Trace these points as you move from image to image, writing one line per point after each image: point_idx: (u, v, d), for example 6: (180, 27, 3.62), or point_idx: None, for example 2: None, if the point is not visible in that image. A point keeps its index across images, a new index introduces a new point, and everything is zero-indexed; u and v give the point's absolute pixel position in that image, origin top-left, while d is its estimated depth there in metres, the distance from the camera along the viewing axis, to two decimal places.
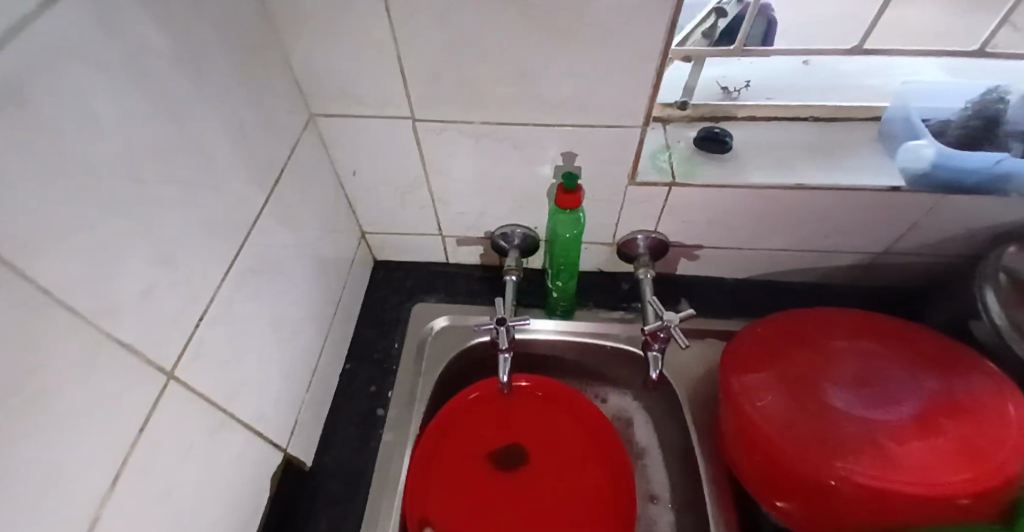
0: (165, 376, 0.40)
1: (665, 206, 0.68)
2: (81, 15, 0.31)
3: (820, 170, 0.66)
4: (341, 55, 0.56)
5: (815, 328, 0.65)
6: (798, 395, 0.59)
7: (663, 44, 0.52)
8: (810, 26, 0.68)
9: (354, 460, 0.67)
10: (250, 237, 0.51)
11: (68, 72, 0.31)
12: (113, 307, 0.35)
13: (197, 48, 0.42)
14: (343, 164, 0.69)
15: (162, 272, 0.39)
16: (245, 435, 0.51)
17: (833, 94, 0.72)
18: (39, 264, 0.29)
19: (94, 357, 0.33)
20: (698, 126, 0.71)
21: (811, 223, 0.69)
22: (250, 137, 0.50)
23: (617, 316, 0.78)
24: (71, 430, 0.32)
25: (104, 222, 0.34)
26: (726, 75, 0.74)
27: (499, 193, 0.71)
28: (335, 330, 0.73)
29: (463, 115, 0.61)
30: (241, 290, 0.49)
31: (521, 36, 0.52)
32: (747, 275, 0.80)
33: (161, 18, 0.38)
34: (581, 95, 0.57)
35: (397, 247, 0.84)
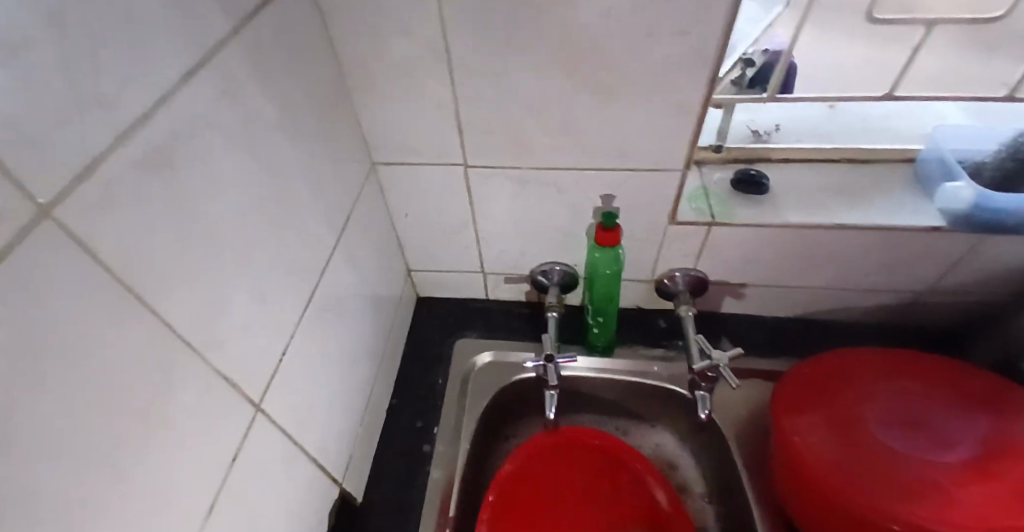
0: (253, 409, 0.43)
1: (704, 245, 0.71)
2: (209, 89, 0.37)
3: (856, 210, 0.67)
4: (403, 112, 0.61)
5: (860, 366, 0.65)
6: (851, 437, 0.59)
7: (701, 98, 0.56)
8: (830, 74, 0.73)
9: (402, 495, 0.69)
10: (322, 278, 0.54)
11: (196, 137, 0.35)
12: (217, 342, 0.38)
13: (289, 110, 0.47)
14: (396, 208, 0.74)
15: (257, 310, 0.43)
16: (311, 466, 0.54)
17: (862, 135, 0.75)
18: (166, 301, 0.33)
19: (204, 388, 0.37)
20: (733, 169, 0.74)
21: (849, 262, 0.70)
22: (326, 186, 0.55)
23: (658, 354, 0.79)
24: (184, 458, 0.35)
25: (215, 264, 0.38)
26: (756, 120, 0.78)
27: (541, 233, 0.74)
28: (384, 365, 0.76)
29: (511, 163, 0.65)
30: (313, 327, 0.53)
31: (569, 92, 0.57)
32: (786, 313, 0.80)
33: (265, 89, 0.44)
34: (624, 143, 0.61)
35: (440, 284, 0.87)
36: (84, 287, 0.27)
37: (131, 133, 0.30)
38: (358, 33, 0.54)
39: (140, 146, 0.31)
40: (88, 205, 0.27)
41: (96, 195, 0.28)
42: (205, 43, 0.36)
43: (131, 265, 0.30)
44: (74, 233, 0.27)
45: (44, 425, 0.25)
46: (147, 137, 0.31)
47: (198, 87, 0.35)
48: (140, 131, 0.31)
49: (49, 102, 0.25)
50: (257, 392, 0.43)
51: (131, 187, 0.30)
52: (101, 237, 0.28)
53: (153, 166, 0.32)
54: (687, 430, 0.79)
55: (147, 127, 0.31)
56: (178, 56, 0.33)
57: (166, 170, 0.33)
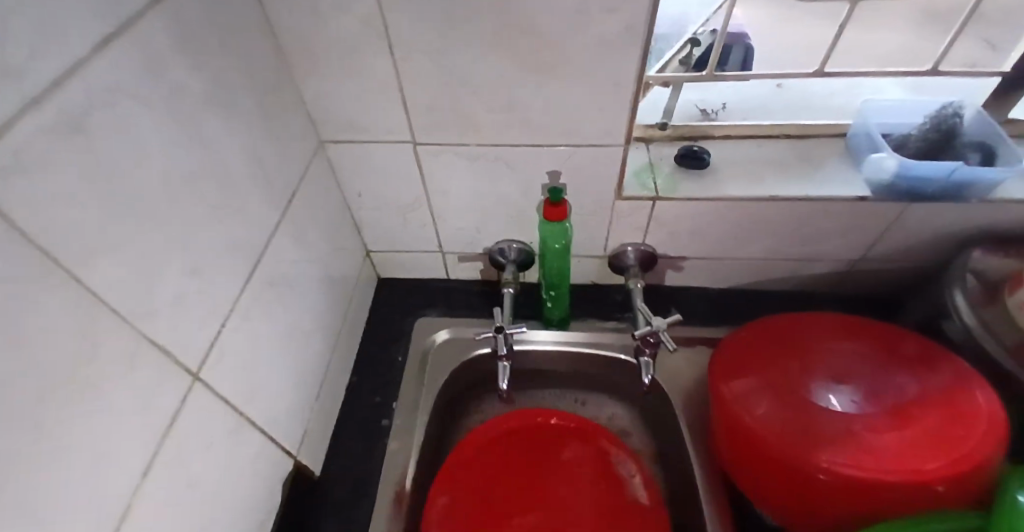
0: (191, 378, 0.44)
1: (650, 219, 0.73)
2: (131, 60, 0.37)
3: (791, 182, 0.70)
4: (348, 89, 0.61)
5: (795, 331, 0.69)
6: (783, 396, 0.62)
7: (636, 73, 0.58)
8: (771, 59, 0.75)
9: (359, 467, 0.70)
10: (267, 253, 0.55)
11: (118, 108, 0.36)
12: (150, 312, 0.39)
13: (224, 85, 0.48)
14: (349, 187, 0.74)
15: (191, 280, 0.43)
16: (260, 437, 0.55)
17: (803, 113, 0.78)
18: (90, 270, 0.34)
19: (134, 355, 0.37)
20: (678, 145, 0.76)
21: (788, 233, 0.73)
22: (268, 162, 0.55)
23: (610, 326, 0.82)
24: (114, 420, 0.36)
25: (142, 234, 0.38)
26: (704, 98, 0.80)
27: (494, 210, 0.76)
28: (341, 343, 0.77)
29: (458, 140, 0.66)
30: (258, 301, 0.54)
31: (508, 68, 0.58)
32: (733, 284, 0.84)
33: (196, 63, 0.44)
34: (566, 119, 0.63)
35: (399, 264, 0.88)
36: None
37: (44, 101, 0.30)
38: (296, 9, 0.54)
39: (54, 113, 0.31)
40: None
41: (8, 158, 0.28)
42: (125, 13, 0.36)
43: (49, 230, 0.31)
44: None
45: None
46: (62, 105, 0.31)
47: (118, 57, 0.36)
48: (54, 98, 0.31)
49: None
50: (195, 362, 0.44)
51: (48, 153, 0.30)
52: (14, 202, 0.28)
53: (72, 134, 0.32)
54: (638, 398, 0.82)
55: (62, 94, 0.31)
56: (94, 25, 0.34)
57: (87, 139, 0.33)
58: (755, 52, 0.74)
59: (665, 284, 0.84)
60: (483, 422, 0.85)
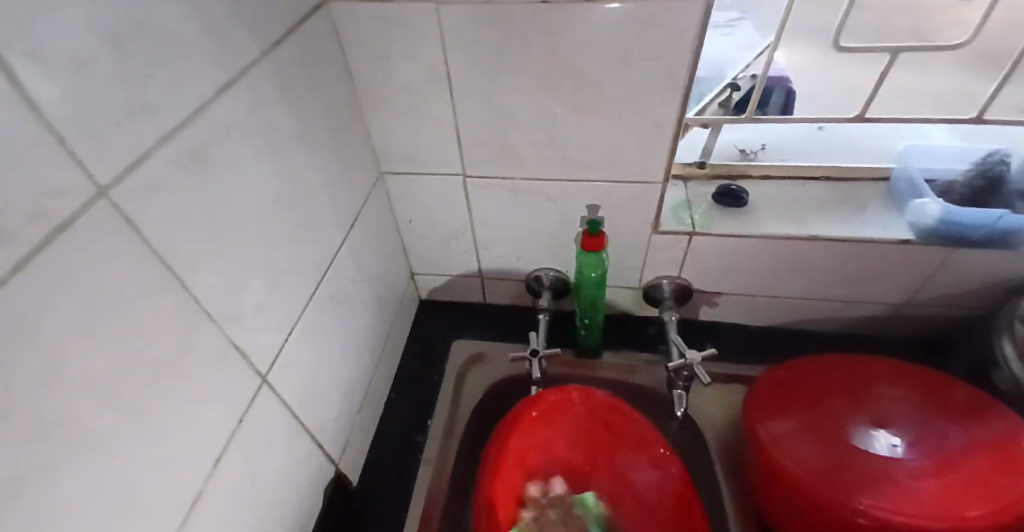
0: (260, 380, 0.48)
1: (686, 253, 0.75)
2: (239, 101, 0.43)
3: (830, 223, 0.71)
4: (409, 125, 0.67)
5: (832, 371, 0.68)
6: (820, 436, 0.62)
7: (677, 115, 0.61)
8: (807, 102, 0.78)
9: (396, 480, 0.73)
10: (329, 271, 0.60)
11: (227, 141, 0.42)
12: (235, 319, 0.44)
13: (307, 120, 0.54)
14: (401, 213, 0.80)
15: (268, 292, 0.48)
16: (310, 442, 0.59)
17: (843, 156, 0.79)
18: (194, 278, 0.39)
19: (221, 355, 0.42)
20: (716, 184, 0.78)
21: (826, 273, 0.74)
22: (337, 189, 0.61)
23: (643, 358, 0.83)
24: (199, 412, 0.40)
25: (235, 248, 0.43)
26: (743, 139, 0.82)
27: (535, 240, 0.80)
28: (385, 359, 0.81)
29: (505, 173, 0.71)
30: (318, 314, 0.58)
31: (557, 108, 0.62)
32: (768, 322, 0.84)
33: (288, 103, 0.50)
34: (608, 156, 0.66)
35: (441, 287, 0.93)
36: (127, 258, 0.33)
37: (175, 134, 0.36)
38: (369, 55, 0.61)
39: (180, 145, 0.37)
40: (136, 189, 0.33)
41: (142, 182, 0.34)
42: (238, 62, 0.43)
43: (169, 243, 0.36)
44: (121, 212, 0.32)
45: (90, 363, 0.30)
46: (186, 138, 0.37)
47: (230, 99, 0.42)
48: (182, 133, 0.37)
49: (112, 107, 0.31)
50: (264, 366, 0.49)
51: (172, 177, 0.36)
52: (142, 218, 0.34)
53: (193, 163, 0.38)
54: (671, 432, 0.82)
55: (188, 129, 0.37)
56: (214, 73, 0.40)
57: (204, 167, 0.39)
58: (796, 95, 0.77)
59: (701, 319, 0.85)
60: None
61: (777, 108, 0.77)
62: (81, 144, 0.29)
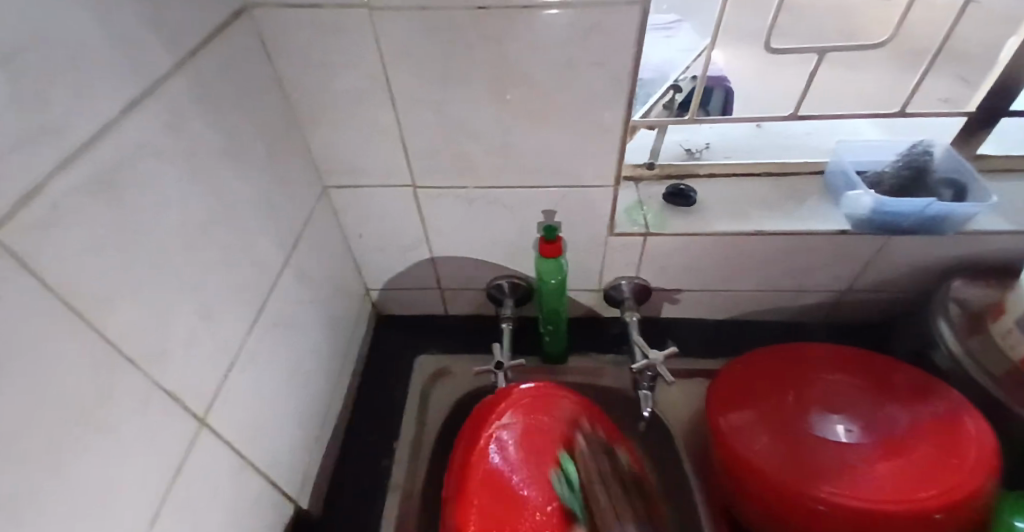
0: (197, 421, 0.44)
1: (642, 254, 0.76)
2: (154, 121, 0.39)
3: (775, 217, 0.73)
4: (352, 137, 0.65)
5: (787, 363, 0.70)
6: (779, 428, 0.63)
7: (623, 119, 0.61)
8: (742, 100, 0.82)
9: (358, 510, 0.70)
10: (273, 296, 0.57)
11: (141, 166, 0.38)
12: (162, 358, 0.40)
13: (236, 137, 0.50)
14: (350, 228, 0.77)
15: (201, 326, 0.45)
16: (260, 481, 0.55)
17: (781, 152, 0.82)
18: (111, 319, 0.35)
19: (148, 399, 0.39)
20: (666, 184, 0.79)
21: (775, 266, 0.76)
22: (276, 208, 0.58)
23: (609, 360, 0.83)
24: (125, 466, 0.36)
25: (159, 281, 0.40)
26: (688, 139, 0.84)
27: (490, 249, 0.79)
28: (340, 382, 0.77)
29: (456, 183, 0.70)
30: (263, 343, 0.55)
31: (506, 116, 0.61)
32: (726, 316, 0.85)
33: (213, 120, 0.47)
34: (558, 162, 0.66)
35: (398, 302, 0.90)
36: (26, 304, 0.29)
37: (78, 160, 0.33)
38: (304, 66, 0.58)
39: (85, 172, 0.33)
40: (34, 226, 0.29)
41: (42, 217, 0.30)
42: (149, 78, 0.39)
43: (76, 282, 0.32)
44: (17, 252, 0.29)
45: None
46: (92, 164, 0.34)
47: (143, 119, 0.38)
48: (86, 159, 0.33)
49: (7, 135, 0.28)
50: (201, 406, 0.45)
51: (78, 210, 0.33)
52: (43, 258, 0.30)
53: (101, 191, 0.34)
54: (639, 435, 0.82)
55: (93, 154, 0.34)
56: (122, 91, 0.36)
57: (116, 195, 0.36)
58: (733, 95, 0.80)
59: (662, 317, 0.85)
60: None
61: (717, 108, 0.80)
62: None
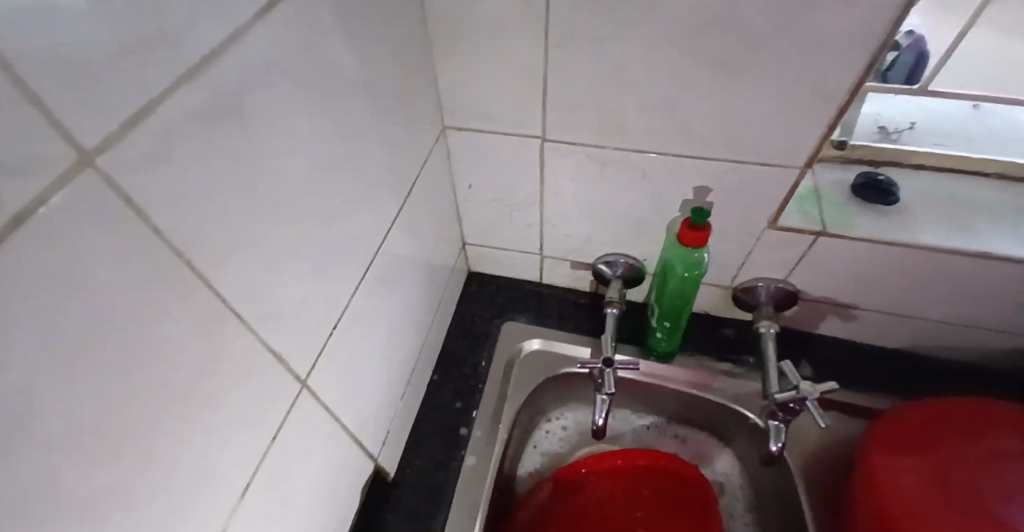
0: (298, 385, 0.39)
1: (805, 256, 0.61)
2: (290, 30, 0.31)
3: (1002, 237, 0.56)
4: (486, 71, 0.54)
5: (988, 420, 0.54)
6: (949, 494, 0.50)
7: (851, 84, 0.46)
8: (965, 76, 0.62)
9: (437, 477, 0.65)
10: (383, 248, 0.50)
11: (272, 87, 0.30)
12: (275, 316, 0.34)
13: (370, 58, 0.42)
14: (460, 176, 0.68)
15: (314, 281, 0.38)
16: (349, 443, 0.50)
17: (1014, 148, 0.62)
18: (222, 274, 0.29)
19: (252, 365, 0.33)
20: (856, 170, 0.63)
21: (980, 299, 0.59)
22: (398, 150, 0.50)
23: (724, 369, 0.72)
24: (222, 436, 0.31)
25: (276, 229, 0.33)
26: (887, 113, 0.65)
27: (613, 221, 0.67)
28: (430, 340, 0.72)
29: (593, 140, 0.58)
30: (368, 299, 0.48)
31: (689, 63, 0.48)
32: (885, 343, 0.70)
33: (350, 35, 0.38)
34: (733, 131, 0.53)
35: (494, 260, 0.82)
36: (134, 252, 0.23)
37: (198, 74, 0.25)
38: None
39: (207, 91, 0.25)
40: (143, 156, 0.22)
41: (156, 145, 0.23)
42: None
43: (185, 227, 0.25)
44: (121, 191, 0.22)
45: (80, 409, 0.21)
46: (218, 79, 0.26)
47: (278, 23, 0.30)
48: (210, 72, 0.25)
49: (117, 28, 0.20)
50: (304, 368, 0.39)
51: (197, 140, 0.25)
52: (153, 200, 0.23)
53: (221, 118, 0.27)
54: (749, 459, 0.72)
55: (220, 67, 0.26)
56: None
57: (238, 124, 0.28)
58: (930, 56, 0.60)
59: (814, 332, 0.72)
60: (565, 428, 0.79)
61: (901, 75, 0.62)
62: (60, 95, 0.18)
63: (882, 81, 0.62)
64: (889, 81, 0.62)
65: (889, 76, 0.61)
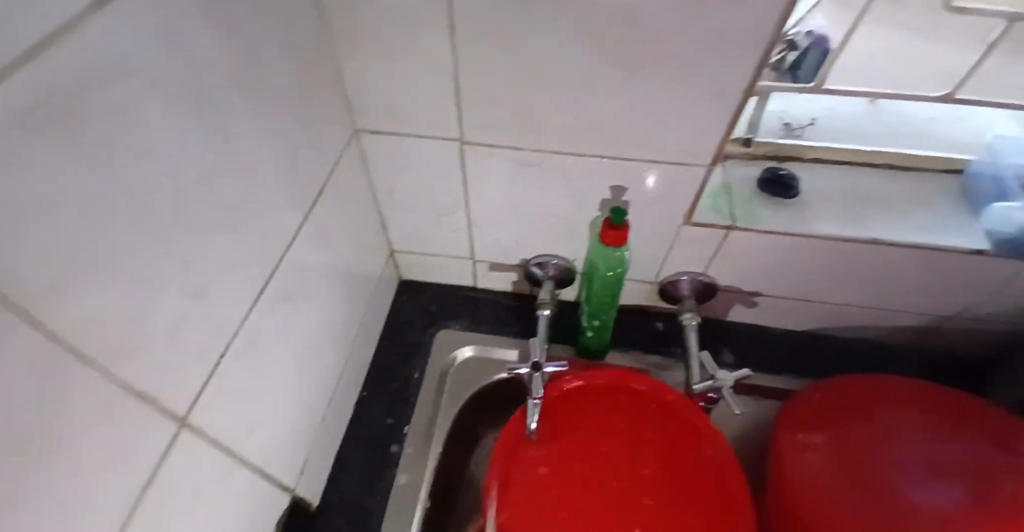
0: (177, 423, 0.35)
1: (720, 249, 0.63)
2: (143, 26, 0.28)
3: (891, 224, 0.60)
4: (394, 71, 0.52)
5: (882, 395, 0.57)
6: (853, 471, 0.52)
7: (747, 84, 0.48)
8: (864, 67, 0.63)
9: (365, 501, 0.62)
10: (284, 260, 0.47)
11: (121, 89, 0.27)
12: (140, 347, 0.31)
13: (251, 57, 0.39)
14: (380, 181, 0.66)
15: (192, 302, 0.35)
16: (255, 475, 0.47)
17: (901, 141, 0.67)
18: (61, 307, 0.25)
19: (111, 408, 0.29)
20: (761, 167, 0.66)
21: (877, 282, 0.64)
22: (296, 157, 0.47)
23: (653, 362, 0.73)
24: (76, 493, 0.27)
25: (135, 250, 0.29)
26: (791, 111, 0.68)
27: (539, 222, 0.67)
28: (356, 354, 0.68)
29: (512, 142, 0.57)
30: (269, 317, 0.45)
31: (598, 64, 0.48)
32: (799, 326, 0.73)
33: (222, 32, 0.35)
34: (644, 130, 0.53)
35: (425, 267, 0.80)
36: None
37: (25, 69, 0.21)
38: None
39: (37, 93, 0.22)
40: None
41: None
42: None
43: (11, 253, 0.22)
44: None
45: None
46: (50, 78, 0.22)
47: (126, 18, 0.26)
48: (39, 67, 0.21)
49: None
50: (184, 404, 0.35)
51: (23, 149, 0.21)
52: None
53: (55, 126, 0.23)
54: None
55: (51, 63, 0.22)
56: None
57: (77, 133, 0.24)
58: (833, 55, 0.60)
59: (726, 320, 0.74)
60: None
61: (809, 74, 0.62)
62: None
63: (793, 79, 0.62)
64: (800, 80, 0.63)
65: (798, 75, 0.62)
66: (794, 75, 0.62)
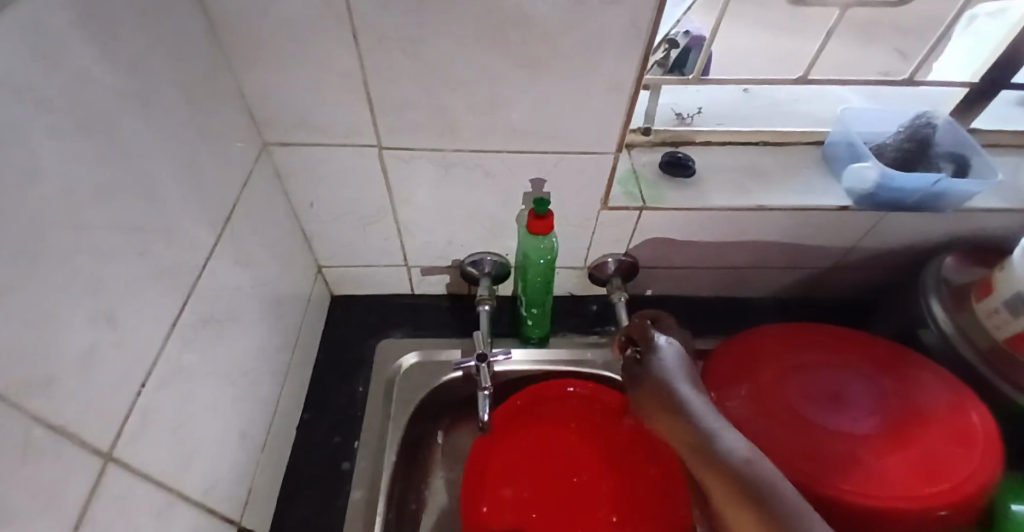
0: (103, 460, 0.33)
1: (636, 229, 0.68)
2: (19, 44, 0.27)
3: (778, 191, 0.68)
4: (298, 82, 0.52)
5: (783, 341, 0.64)
6: (773, 410, 0.57)
7: (636, 75, 0.52)
8: (736, 57, 0.72)
9: (319, 522, 0.60)
10: (201, 282, 0.45)
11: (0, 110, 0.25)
12: (50, 382, 0.29)
13: (140, 74, 0.37)
14: (299, 196, 0.64)
15: (100, 333, 0.33)
16: (195, 511, 0.44)
17: (776, 119, 0.75)
18: None
19: (24, 449, 0.27)
20: (661, 152, 0.72)
21: (773, 243, 0.71)
22: (201, 175, 0.45)
23: (591, 341, 0.77)
24: None
25: (32, 279, 0.27)
26: (679, 102, 0.75)
27: (467, 222, 0.68)
28: (293, 376, 0.66)
29: (432, 144, 0.58)
30: (191, 343, 0.43)
31: (501, 64, 0.51)
32: (714, 292, 0.80)
33: (105, 49, 0.33)
34: (553, 123, 0.56)
35: (357, 280, 0.79)
36: None
37: None
38: None
39: None
40: None
41: None
42: None
43: None
44: None
45: None
46: None
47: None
48: None
49: None
50: (107, 440, 0.33)
51: None
52: None
53: None
54: None
55: None
56: None
57: None
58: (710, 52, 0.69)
59: (649, 294, 0.80)
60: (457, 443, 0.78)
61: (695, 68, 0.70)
62: None
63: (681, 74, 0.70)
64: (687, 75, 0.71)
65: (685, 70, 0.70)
66: (681, 72, 0.70)
